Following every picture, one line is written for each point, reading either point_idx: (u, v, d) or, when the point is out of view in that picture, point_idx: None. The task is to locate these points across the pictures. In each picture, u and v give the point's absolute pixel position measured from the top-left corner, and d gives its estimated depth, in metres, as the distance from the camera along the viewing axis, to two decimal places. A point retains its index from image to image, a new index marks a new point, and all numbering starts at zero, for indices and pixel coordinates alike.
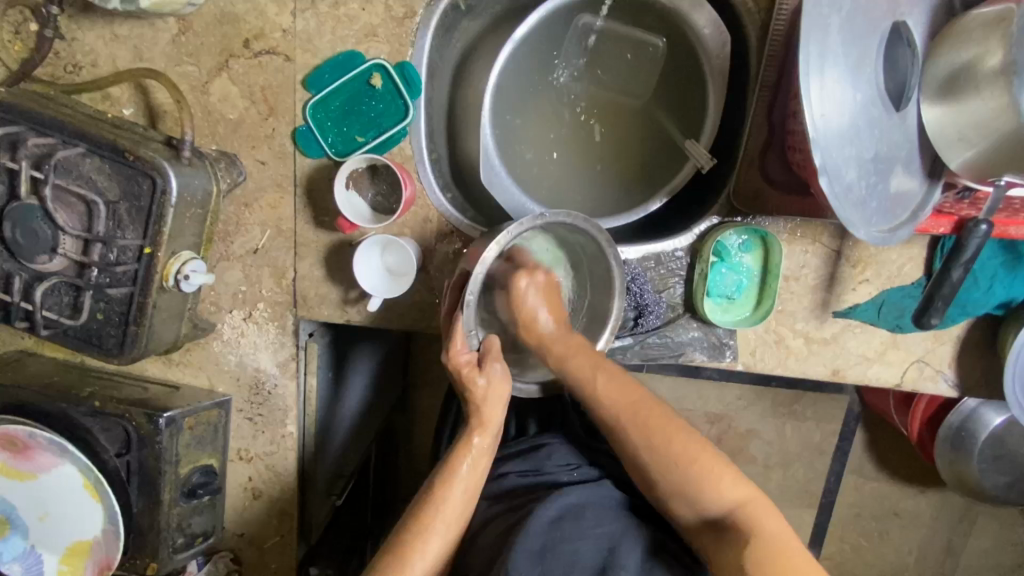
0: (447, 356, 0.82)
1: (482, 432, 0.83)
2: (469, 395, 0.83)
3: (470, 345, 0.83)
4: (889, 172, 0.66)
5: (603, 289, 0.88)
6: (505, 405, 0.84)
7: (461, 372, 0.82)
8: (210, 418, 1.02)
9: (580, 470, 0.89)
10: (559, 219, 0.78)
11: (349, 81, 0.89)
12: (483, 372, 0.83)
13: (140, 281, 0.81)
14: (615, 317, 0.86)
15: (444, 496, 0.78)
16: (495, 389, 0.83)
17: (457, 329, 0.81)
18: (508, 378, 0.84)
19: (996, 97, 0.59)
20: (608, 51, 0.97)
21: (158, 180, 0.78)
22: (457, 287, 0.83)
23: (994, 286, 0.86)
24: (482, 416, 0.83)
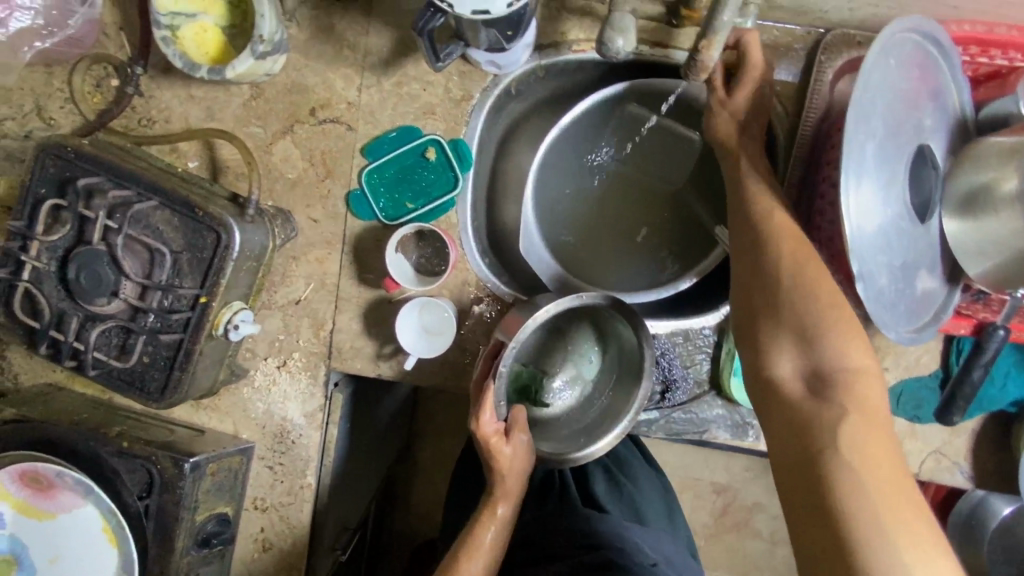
0: (475, 426, 0.83)
1: (505, 501, 0.86)
2: (494, 464, 0.86)
3: (497, 415, 0.85)
4: (916, 278, 0.71)
5: (633, 364, 0.91)
6: (525, 474, 0.87)
7: (488, 440, 0.84)
8: (232, 465, 1.03)
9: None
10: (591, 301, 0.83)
11: (405, 153, 0.96)
12: (509, 442, 0.85)
13: (191, 328, 0.84)
14: (642, 400, 0.87)
15: (468, 569, 0.81)
16: (518, 459, 0.86)
17: (485, 400, 0.83)
18: (531, 448, 0.87)
19: (1014, 218, 0.65)
20: (649, 140, 1.04)
21: (223, 234, 0.82)
22: (490, 356, 0.85)
23: (1008, 383, 0.90)
24: (505, 487, 0.86)
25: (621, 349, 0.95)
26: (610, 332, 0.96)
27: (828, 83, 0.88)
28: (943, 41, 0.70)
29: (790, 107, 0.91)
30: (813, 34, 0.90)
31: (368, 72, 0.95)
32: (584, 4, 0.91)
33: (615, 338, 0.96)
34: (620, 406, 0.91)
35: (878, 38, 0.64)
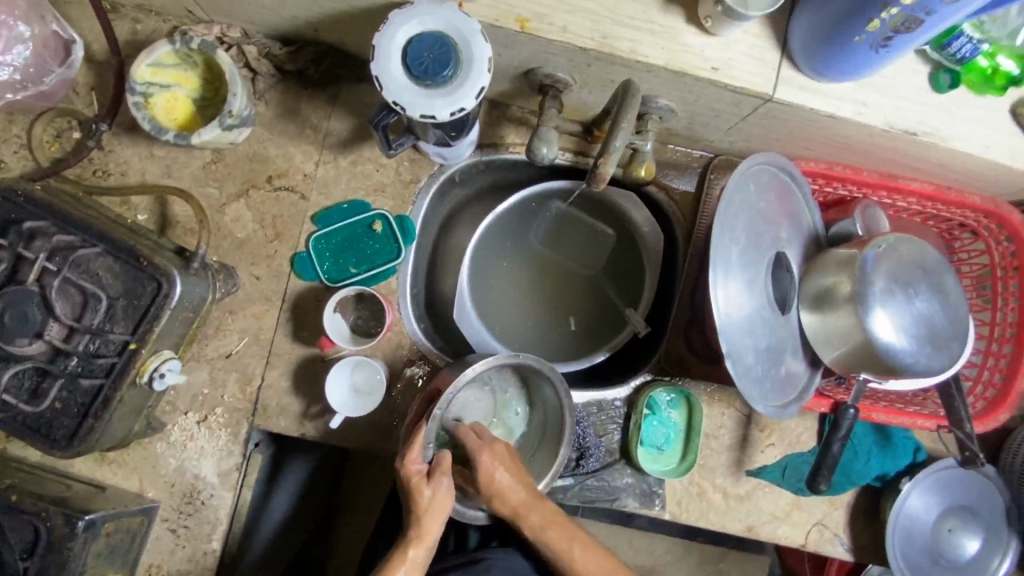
0: (400, 465, 0.84)
1: (418, 544, 0.84)
2: (413, 506, 0.85)
3: (423, 456, 0.85)
4: (780, 360, 0.85)
5: (555, 427, 0.98)
6: (444, 518, 0.87)
7: (410, 480, 0.85)
8: (131, 526, 0.97)
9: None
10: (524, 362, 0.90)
11: (352, 223, 1.05)
12: (430, 485, 0.85)
13: (115, 374, 0.84)
14: (561, 461, 0.94)
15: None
16: (439, 502, 0.85)
17: (415, 440, 0.84)
18: (453, 494, 0.87)
19: (848, 315, 0.80)
20: (572, 230, 1.18)
21: (165, 284, 0.85)
22: (426, 399, 0.89)
23: (871, 459, 1.03)
24: (420, 530, 0.84)
25: (545, 413, 1.02)
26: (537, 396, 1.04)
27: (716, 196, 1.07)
28: (795, 174, 0.89)
29: (685, 213, 1.08)
30: (703, 158, 1.10)
31: (326, 151, 1.06)
32: (520, 116, 1.07)
33: (541, 401, 1.03)
34: (540, 466, 0.98)
35: (745, 161, 0.81)
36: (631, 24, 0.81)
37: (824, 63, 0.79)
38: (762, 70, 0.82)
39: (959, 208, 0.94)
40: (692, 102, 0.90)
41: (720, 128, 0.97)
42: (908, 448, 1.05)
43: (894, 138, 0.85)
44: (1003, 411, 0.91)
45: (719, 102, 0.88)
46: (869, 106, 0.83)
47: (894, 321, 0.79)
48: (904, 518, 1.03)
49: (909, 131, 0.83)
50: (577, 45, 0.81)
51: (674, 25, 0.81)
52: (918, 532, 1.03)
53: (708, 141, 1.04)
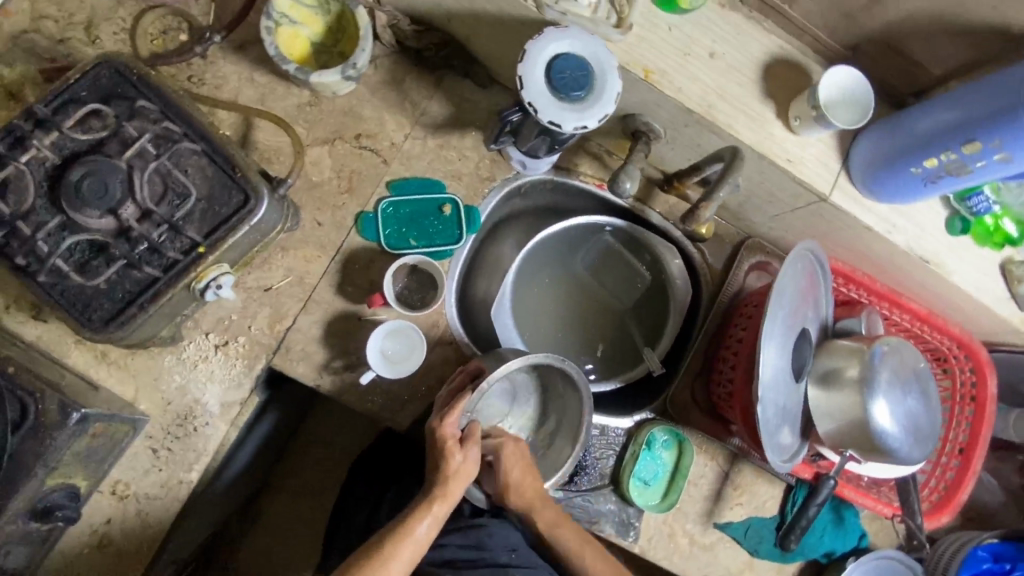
0: (438, 426, 0.94)
1: (442, 502, 0.93)
2: (442, 466, 0.94)
3: (458, 423, 0.96)
4: (786, 421, 0.95)
5: (569, 434, 1.05)
6: (465, 485, 0.96)
7: (445, 442, 0.94)
8: (116, 433, 0.92)
9: (520, 553, 0.97)
10: (565, 368, 0.99)
11: (425, 200, 1.09)
12: (461, 451, 0.96)
13: (174, 273, 0.83)
14: (569, 465, 1.02)
15: (394, 552, 0.86)
16: (466, 467, 0.95)
17: (456, 405, 0.95)
18: (477, 463, 0.97)
19: (853, 395, 0.92)
20: (610, 265, 1.27)
21: (251, 200, 0.87)
22: (470, 373, 0.98)
23: (824, 535, 1.15)
24: (445, 489, 0.93)
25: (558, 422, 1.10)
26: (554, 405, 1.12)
27: (744, 269, 1.20)
28: (825, 269, 1.01)
29: (714, 278, 1.21)
30: (739, 235, 1.23)
31: (418, 127, 1.11)
32: (597, 151, 1.18)
33: (558, 411, 1.11)
34: (548, 466, 1.06)
35: (795, 251, 0.93)
36: (734, 102, 0.93)
37: (876, 182, 0.94)
38: (825, 174, 0.97)
39: (940, 335, 1.10)
40: (758, 183, 1.03)
41: (768, 212, 1.11)
42: (856, 533, 1.16)
43: (910, 260, 1.01)
44: (945, 513, 1.09)
45: (781, 190, 1.02)
46: (897, 228, 0.99)
47: (891, 410, 0.92)
48: None
49: (924, 257, 0.99)
50: (687, 105, 0.92)
51: (767, 114, 0.95)
52: None
53: (751, 221, 1.18)
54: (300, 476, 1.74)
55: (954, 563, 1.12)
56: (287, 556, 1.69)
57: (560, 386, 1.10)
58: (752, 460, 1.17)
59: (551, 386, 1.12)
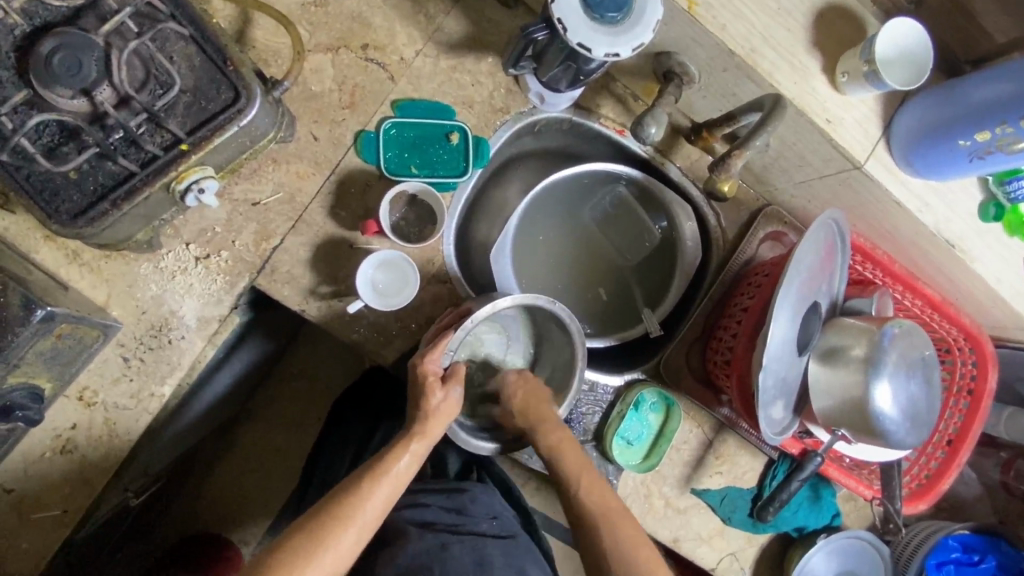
0: (419, 362, 0.92)
1: (421, 441, 0.92)
2: (423, 404, 0.92)
3: (441, 362, 0.94)
4: (782, 395, 0.93)
5: (563, 383, 1.05)
6: (446, 425, 0.94)
7: (426, 379, 0.92)
8: (85, 337, 0.87)
9: (497, 521, 1.03)
10: (558, 310, 0.97)
11: (431, 125, 1.01)
12: (442, 389, 0.94)
13: (152, 170, 0.76)
14: (563, 410, 1.01)
15: (371, 490, 0.85)
16: (447, 408, 0.93)
17: (439, 343, 0.92)
18: (460, 403, 0.95)
19: (857, 374, 0.89)
20: (619, 217, 1.21)
21: (243, 98, 0.78)
22: (458, 315, 0.97)
23: (798, 510, 1.15)
24: (424, 427, 0.92)
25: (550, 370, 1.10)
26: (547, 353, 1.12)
27: (758, 238, 1.15)
28: (846, 241, 0.97)
29: (726, 246, 1.16)
30: (759, 201, 1.17)
31: (431, 44, 1.02)
32: (621, 93, 1.11)
33: (551, 359, 1.11)
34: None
35: (820, 217, 0.88)
36: (779, 49, 0.86)
37: (917, 153, 0.88)
38: (863, 140, 0.90)
39: (948, 324, 1.07)
40: (789, 144, 0.97)
41: (793, 178, 1.05)
42: (829, 511, 1.16)
43: (934, 242, 0.96)
44: (923, 500, 1.09)
45: (813, 153, 0.95)
46: (927, 207, 0.93)
47: (893, 393, 0.89)
48: (805, 571, 1.13)
49: (949, 242, 0.94)
50: (729, 46, 0.84)
51: (812, 67, 0.88)
52: None
53: (773, 187, 1.12)
54: (279, 405, 1.72)
55: (923, 546, 1.13)
56: (262, 481, 1.69)
57: (553, 333, 1.09)
58: (738, 432, 1.16)
59: (546, 334, 1.12)
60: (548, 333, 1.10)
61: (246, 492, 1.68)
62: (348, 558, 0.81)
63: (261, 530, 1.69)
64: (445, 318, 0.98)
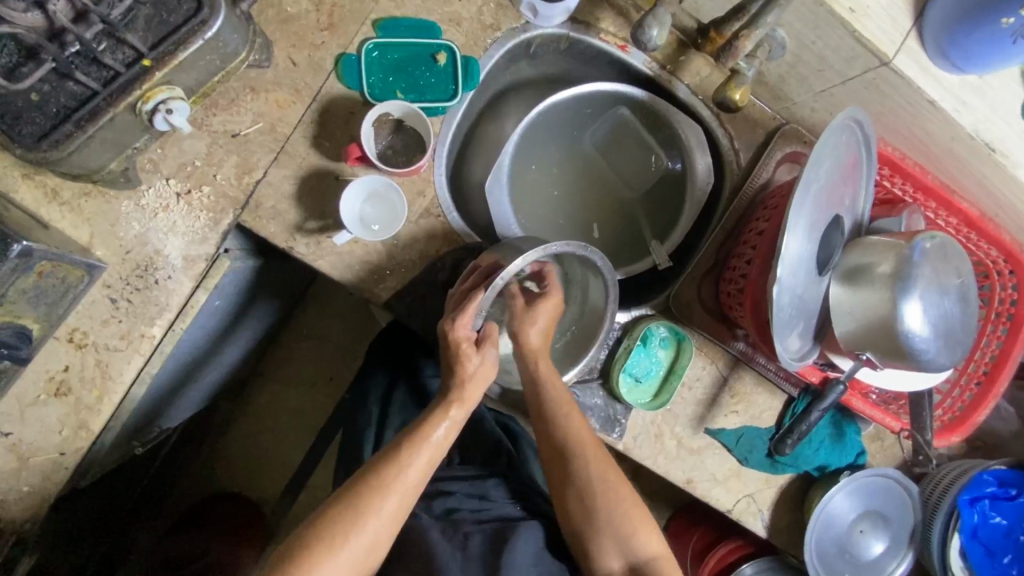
0: (450, 331, 0.83)
1: (460, 407, 0.84)
2: (458, 370, 0.85)
3: (473, 325, 0.85)
4: (801, 318, 0.86)
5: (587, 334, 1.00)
6: (484, 389, 0.88)
7: (459, 347, 0.85)
8: (69, 276, 0.85)
9: (523, 505, 0.92)
10: (592, 256, 0.89)
11: (416, 45, 0.95)
12: (477, 353, 0.86)
13: (114, 88, 0.72)
14: (587, 361, 0.98)
15: (411, 456, 0.78)
16: (483, 372, 0.87)
17: (470, 306, 0.83)
18: (497, 366, 0.89)
19: (884, 291, 0.82)
20: (623, 145, 1.14)
21: (205, 9, 0.73)
22: (483, 274, 0.87)
23: (819, 449, 1.09)
24: (463, 393, 0.85)
25: (579, 310, 1.04)
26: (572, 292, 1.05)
27: (774, 161, 1.06)
28: (872, 149, 0.88)
29: (741, 170, 1.07)
30: (775, 121, 1.08)
31: None
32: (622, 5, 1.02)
33: (578, 302, 1.04)
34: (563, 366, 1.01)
35: (841, 114, 0.79)
36: None
37: (951, 38, 0.78)
38: (891, 31, 0.81)
39: (986, 244, 0.99)
40: (808, 45, 0.88)
41: (813, 87, 0.96)
42: (853, 449, 1.10)
43: (971, 148, 0.86)
44: (957, 433, 1.02)
45: (834, 53, 0.86)
46: (965, 107, 0.84)
47: (924, 310, 0.81)
48: (826, 511, 1.07)
49: (991, 145, 0.85)
50: None
51: None
52: (834, 524, 1.08)
53: (791, 102, 1.03)
54: (290, 363, 1.70)
55: (956, 484, 1.06)
56: (275, 441, 1.67)
57: (578, 271, 1.02)
58: (755, 368, 1.09)
59: (572, 275, 1.05)
60: (576, 275, 1.03)
61: (262, 452, 1.67)
62: (392, 528, 0.75)
63: (279, 490, 1.68)
64: (472, 276, 0.89)
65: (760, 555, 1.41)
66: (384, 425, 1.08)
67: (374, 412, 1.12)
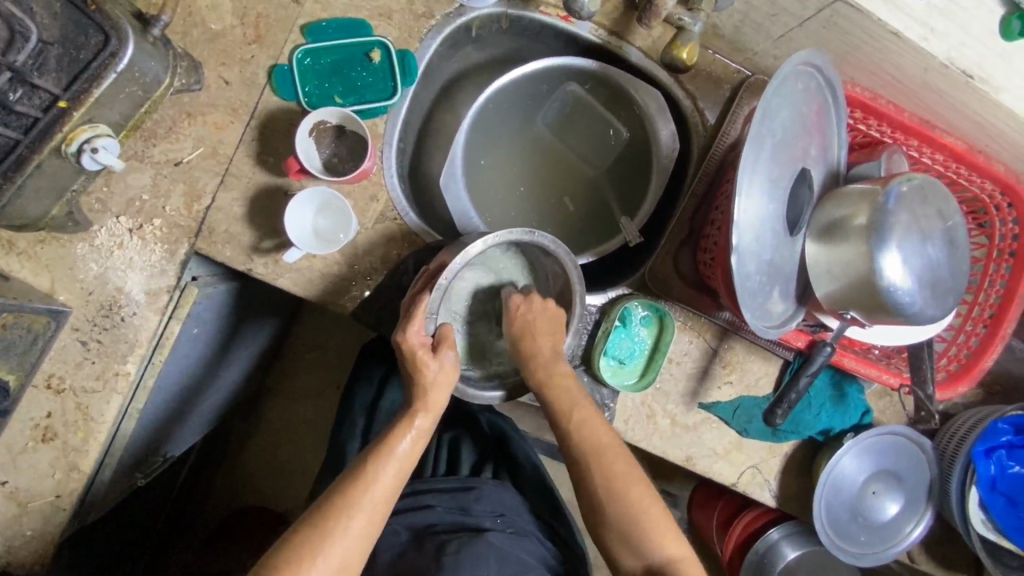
0: (402, 338, 0.82)
1: (425, 415, 0.83)
2: (418, 378, 0.83)
3: (425, 330, 0.85)
4: (776, 281, 0.81)
5: None
6: (450, 391, 0.85)
7: (414, 354, 0.83)
8: (33, 325, 0.84)
9: (505, 519, 0.91)
10: (543, 241, 0.84)
11: (347, 45, 0.92)
12: (436, 358, 0.84)
13: (37, 134, 0.71)
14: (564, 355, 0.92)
15: (376, 472, 0.77)
16: (445, 376, 0.84)
17: (416, 312, 0.82)
18: (458, 367, 0.86)
19: (860, 245, 0.76)
20: (581, 121, 1.11)
21: (113, 40, 0.72)
22: (429, 275, 0.86)
23: (821, 413, 1.04)
24: (426, 400, 0.83)
25: (550, 301, 0.99)
26: (542, 283, 1.01)
27: (742, 117, 0.99)
28: (838, 92, 0.81)
29: (709, 129, 1.01)
30: (740, 74, 1.01)
31: None
32: None
33: (549, 292, 0.99)
34: None
35: (793, 56, 0.74)
36: None
37: None
38: None
39: (979, 178, 0.92)
40: None
41: (771, 34, 0.90)
42: (857, 409, 1.05)
43: (946, 77, 0.80)
44: (963, 382, 0.95)
45: None
46: (934, 33, 0.77)
47: (904, 260, 0.75)
48: (834, 474, 1.03)
49: (967, 72, 0.78)
50: None
51: None
52: (844, 488, 1.04)
53: (750, 53, 0.97)
54: (293, 379, 1.68)
55: (970, 435, 1.01)
56: (290, 454, 1.66)
57: (545, 262, 0.97)
58: (745, 336, 1.04)
59: (540, 263, 0.99)
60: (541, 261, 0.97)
61: (280, 464, 1.66)
62: (361, 546, 0.74)
63: (302, 497, 1.66)
64: (419, 280, 0.86)
65: (785, 517, 1.36)
66: (374, 434, 1.09)
67: (362, 424, 1.11)
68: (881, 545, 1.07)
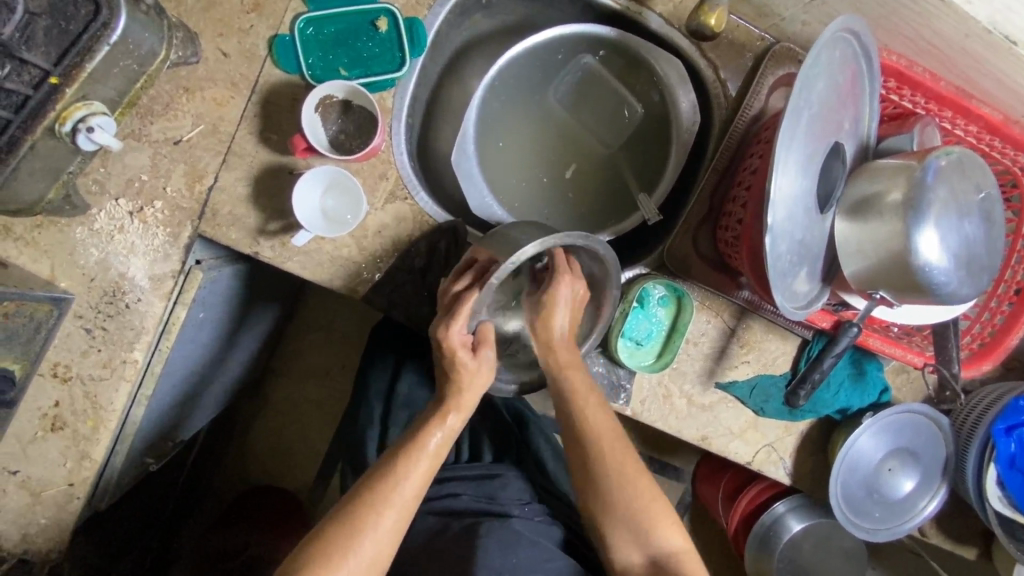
0: (444, 336, 0.79)
1: (458, 413, 0.82)
2: (454, 376, 0.82)
3: (465, 327, 0.81)
4: (804, 259, 0.78)
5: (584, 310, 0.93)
6: (484, 391, 0.85)
7: (454, 353, 0.81)
8: (36, 313, 0.81)
9: (531, 506, 0.91)
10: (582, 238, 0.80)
11: (353, 15, 0.88)
12: (476, 358, 0.82)
13: (27, 113, 0.67)
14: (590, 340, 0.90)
15: (407, 471, 0.76)
16: (482, 377, 0.83)
17: (461, 310, 0.79)
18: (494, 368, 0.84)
19: (895, 222, 0.73)
20: (593, 96, 1.07)
21: (104, 12, 0.67)
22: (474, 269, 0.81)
23: (839, 392, 1.03)
24: (461, 399, 0.82)
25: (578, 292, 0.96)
26: None
27: (767, 87, 0.94)
28: (872, 60, 0.77)
29: (731, 102, 0.97)
30: (764, 41, 0.96)
31: None
32: None
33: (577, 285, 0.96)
34: None
35: (834, 22, 0.69)
36: None
37: None
38: None
39: (1012, 150, 0.88)
40: None
41: None
42: (876, 387, 1.04)
43: (987, 44, 0.75)
44: (987, 360, 0.94)
45: None
46: None
47: (940, 238, 0.73)
48: (852, 452, 1.03)
49: (1010, 39, 0.73)
50: None
51: None
52: (861, 465, 1.04)
53: (778, 19, 0.92)
54: (299, 359, 1.66)
55: (988, 414, 1.00)
56: (296, 434, 1.65)
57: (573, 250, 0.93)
58: (764, 315, 1.02)
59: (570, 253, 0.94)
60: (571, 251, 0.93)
61: (288, 444, 1.65)
62: (390, 544, 0.73)
63: (310, 477, 1.66)
64: (460, 274, 0.82)
65: (792, 491, 1.37)
66: (387, 418, 1.07)
67: (375, 407, 1.10)
68: (894, 521, 1.07)
